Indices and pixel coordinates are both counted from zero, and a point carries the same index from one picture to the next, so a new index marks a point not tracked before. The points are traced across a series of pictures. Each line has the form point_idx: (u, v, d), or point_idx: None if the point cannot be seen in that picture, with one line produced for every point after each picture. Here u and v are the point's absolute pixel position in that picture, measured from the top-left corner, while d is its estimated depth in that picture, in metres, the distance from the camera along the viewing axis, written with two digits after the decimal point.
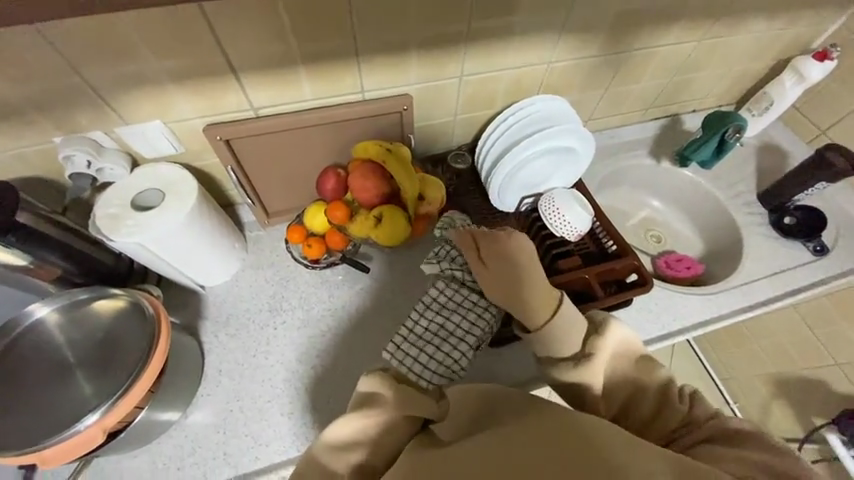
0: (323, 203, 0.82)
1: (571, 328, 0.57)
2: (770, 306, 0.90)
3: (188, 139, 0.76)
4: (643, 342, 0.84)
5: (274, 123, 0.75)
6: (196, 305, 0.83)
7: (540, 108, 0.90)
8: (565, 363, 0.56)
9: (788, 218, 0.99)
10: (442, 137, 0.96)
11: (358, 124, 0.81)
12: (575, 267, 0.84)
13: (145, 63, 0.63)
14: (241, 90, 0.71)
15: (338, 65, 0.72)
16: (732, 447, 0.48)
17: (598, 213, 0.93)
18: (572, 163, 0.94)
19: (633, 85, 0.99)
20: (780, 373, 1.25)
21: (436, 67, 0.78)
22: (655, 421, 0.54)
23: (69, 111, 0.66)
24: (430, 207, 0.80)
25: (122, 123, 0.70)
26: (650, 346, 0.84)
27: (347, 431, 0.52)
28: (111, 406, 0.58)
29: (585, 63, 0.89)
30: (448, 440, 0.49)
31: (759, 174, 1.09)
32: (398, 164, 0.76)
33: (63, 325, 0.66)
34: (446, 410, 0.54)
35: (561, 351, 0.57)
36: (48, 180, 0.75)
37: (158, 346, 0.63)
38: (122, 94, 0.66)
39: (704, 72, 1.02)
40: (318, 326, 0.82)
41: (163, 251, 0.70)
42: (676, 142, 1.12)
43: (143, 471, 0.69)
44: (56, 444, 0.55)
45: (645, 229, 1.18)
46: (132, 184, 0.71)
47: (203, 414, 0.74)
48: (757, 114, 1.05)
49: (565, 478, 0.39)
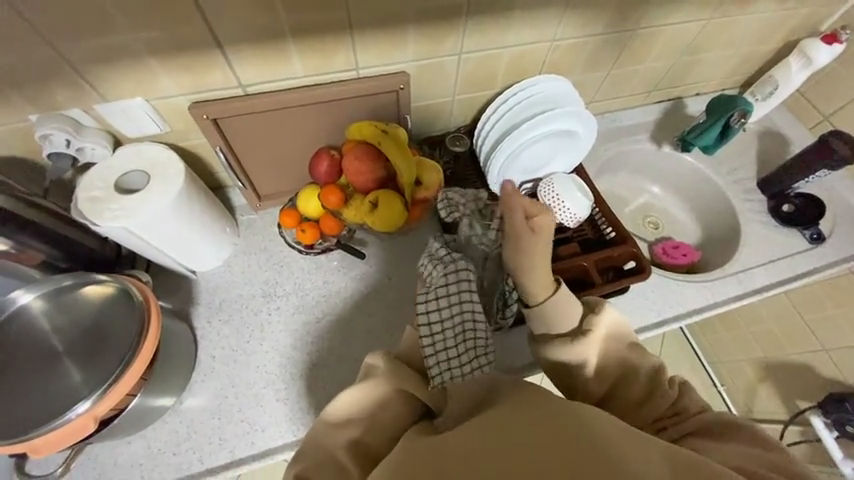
0: (317, 187, 0.80)
1: (563, 309, 0.58)
2: (765, 293, 0.90)
3: (173, 118, 0.72)
4: (635, 330, 0.84)
5: (264, 102, 0.72)
6: (187, 290, 0.82)
7: (541, 89, 0.87)
8: (562, 340, 0.58)
9: (787, 206, 0.99)
10: (439, 119, 0.93)
11: (352, 103, 0.78)
12: (573, 254, 0.83)
13: (123, 35, 0.59)
14: (228, 67, 0.67)
15: (331, 38, 0.68)
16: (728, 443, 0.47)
17: (598, 199, 0.91)
18: (573, 148, 0.92)
19: (638, 66, 0.96)
20: (767, 358, 1.28)
21: (434, 43, 0.74)
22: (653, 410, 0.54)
23: (44, 86, 0.62)
24: (427, 192, 0.77)
25: (101, 101, 0.66)
26: (641, 334, 0.84)
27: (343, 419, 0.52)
28: (102, 394, 0.57)
29: (589, 41, 0.85)
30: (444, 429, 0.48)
31: (759, 161, 1.07)
32: (394, 147, 0.73)
33: (48, 312, 0.65)
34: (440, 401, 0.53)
35: (562, 326, 0.58)
36: (26, 161, 0.71)
37: (149, 334, 0.61)
38: (100, 68, 0.62)
39: (711, 53, 0.99)
40: (313, 312, 0.81)
41: (151, 236, 0.68)
42: (679, 126, 1.09)
43: (139, 456, 0.69)
44: (46, 433, 0.55)
45: (643, 215, 1.17)
46: (115, 166, 0.68)
47: (198, 400, 0.73)
48: (760, 99, 1.02)
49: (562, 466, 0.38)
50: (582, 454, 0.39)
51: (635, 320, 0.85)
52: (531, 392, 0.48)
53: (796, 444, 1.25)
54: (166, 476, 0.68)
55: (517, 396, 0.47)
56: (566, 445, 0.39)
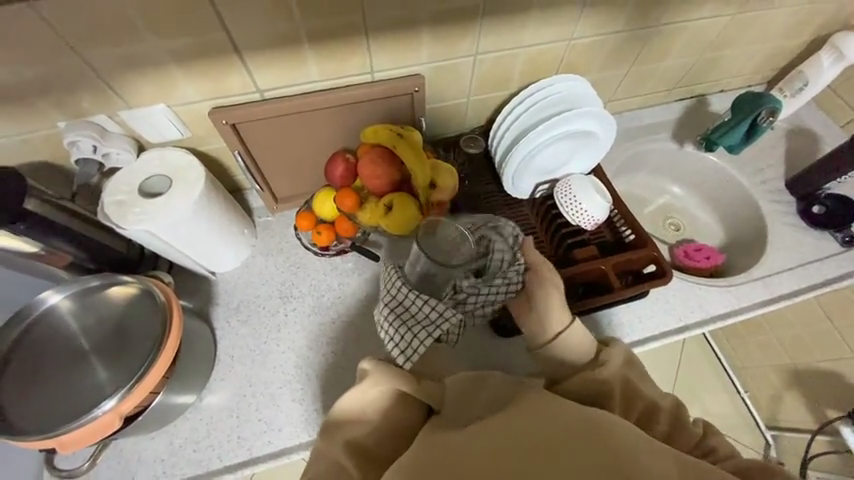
0: (332, 190, 0.80)
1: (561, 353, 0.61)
2: (794, 299, 0.86)
3: (193, 123, 0.74)
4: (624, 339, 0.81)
5: (281, 107, 0.73)
6: (207, 291, 0.83)
7: (558, 90, 0.85)
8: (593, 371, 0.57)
9: (817, 207, 0.94)
10: (454, 120, 0.92)
11: (368, 106, 0.78)
12: (591, 257, 0.82)
13: (147, 44, 0.60)
14: (247, 73, 0.68)
15: (346, 42, 0.68)
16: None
17: (617, 201, 0.89)
18: (591, 148, 0.90)
19: (660, 63, 0.93)
20: (794, 364, 1.23)
21: (450, 44, 0.74)
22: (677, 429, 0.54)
23: (72, 94, 0.64)
24: (442, 195, 0.77)
25: (126, 107, 0.68)
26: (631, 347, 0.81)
27: (357, 421, 0.52)
28: (127, 392, 0.59)
29: (608, 39, 0.83)
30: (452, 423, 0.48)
31: (787, 160, 1.03)
32: (409, 150, 0.73)
33: (76, 311, 0.67)
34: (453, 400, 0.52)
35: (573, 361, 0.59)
36: (56, 166, 0.74)
37: (171, 334, 0.63)
38: (125, 76, 0.64)
39: (736, 48, 0.95)
40: (328, 313, 0.82)
41: (172, 239, 0.70)
42: (702, 124, 1.06)
43: (161, 452, 0.71)
44: (75, 430, 0.57)
45: (664, 216, 1.14)
46: (138, 170, 0.70)
47: (217, 398, 0.75)
48: (789, 95, 0.97)
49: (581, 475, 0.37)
50: (602, 466, 0.38)
51: (655, 326, 0.82)
52: (548, 397, 0.47)
53: (824, 455, 1.19)
54: (186, 471, 0.70)
55: (536, 402, 0.46)
56: (585, 455, 0.38)
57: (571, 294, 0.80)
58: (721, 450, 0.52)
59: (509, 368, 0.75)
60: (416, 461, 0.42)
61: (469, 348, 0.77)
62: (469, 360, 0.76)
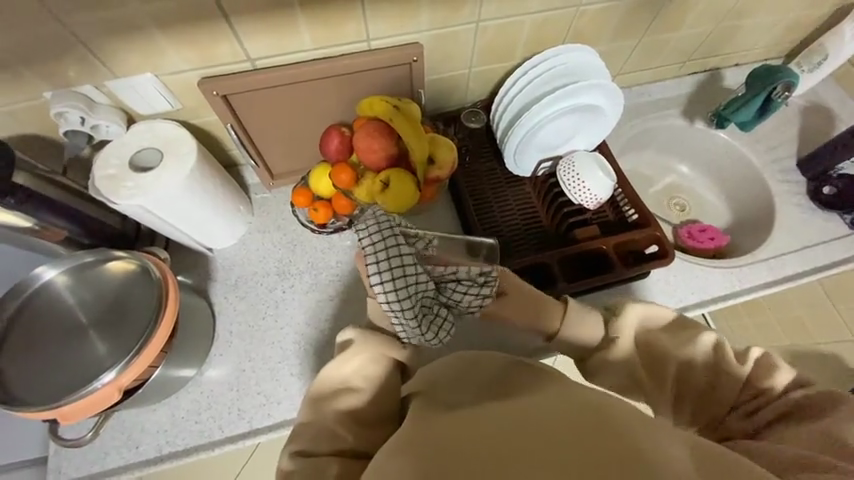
0: (328, 165, 0.78)
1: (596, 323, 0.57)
2: (797, 281, 0.85)
3: (183, 95, 0.71)
4: (643, 294, 0.82)
5: (274, 77, 0.70)
6: (204, 267, 0.83)
7: (563, 61, 0.81)
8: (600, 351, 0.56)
9: (827, 188, 0.91)
10: (455, 93, 0.88)
11: (366, 77, 0.75)
12: (592, 237, 0.81)
13: (131, 9, 0.57)
14: (236, 40, 0.65)
15: (340, 6, 0.64)
16: (802, 443, 0.43)
17: (620, 179, 0.87)
18: (596, 124, 0.86)
19: (672, 34, 0.88)
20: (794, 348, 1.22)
21: (449, 10, 0.70)
22: (688, 402, 0.52)
23: (56, 62, 0.62)
24: (440, 171, 0.75)
25: (113, 77, 0.66)
26: (641, 294, 0.82)
27: (363, 385, 0.53)
28: (126, 365, 0.60)
29: (619, 7, 0.78)
30: (447, 401, 0.48)
31: (801, 137, 0.99)
32: (406, 123, 0.71)
33: (72, 286, 0.67)
34: (430, 380, 0.52)
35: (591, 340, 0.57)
36: (46, 138, 0.73)
37: (167, 309, 0.63)
38: (109, 43, 0.61)
39: (755, 17, 0.90)
40: (326, 290, 0.82)
41: (166, 214, 0.68)
42: (714, 100, 1.01)
43: (164, 423, 0.73)
44: (75, 401, 0.58)
45: (669, 196, 1.11)
46: (129, 144, 0.68)
47: (217, 372, 0.76)
48: (807, 70, 0.91)
49: (572, 444, 0.37)
50: (595, 440, 0.37)
51: (682, 296, 0.83)
52: (547, 378, 0.48)
53: None
54: (188, 442, 0.72)
55: (529, 386, 0.47)
56: (576, 428, 0.38)
57: (566, 273, 0.79)
58: (822, 399, 0.46)
59: (507, 345, 0.76)
60: (407, 444, 0.43)
61: (467, 327, 0.77)
62: (466, 338, 0.76)
